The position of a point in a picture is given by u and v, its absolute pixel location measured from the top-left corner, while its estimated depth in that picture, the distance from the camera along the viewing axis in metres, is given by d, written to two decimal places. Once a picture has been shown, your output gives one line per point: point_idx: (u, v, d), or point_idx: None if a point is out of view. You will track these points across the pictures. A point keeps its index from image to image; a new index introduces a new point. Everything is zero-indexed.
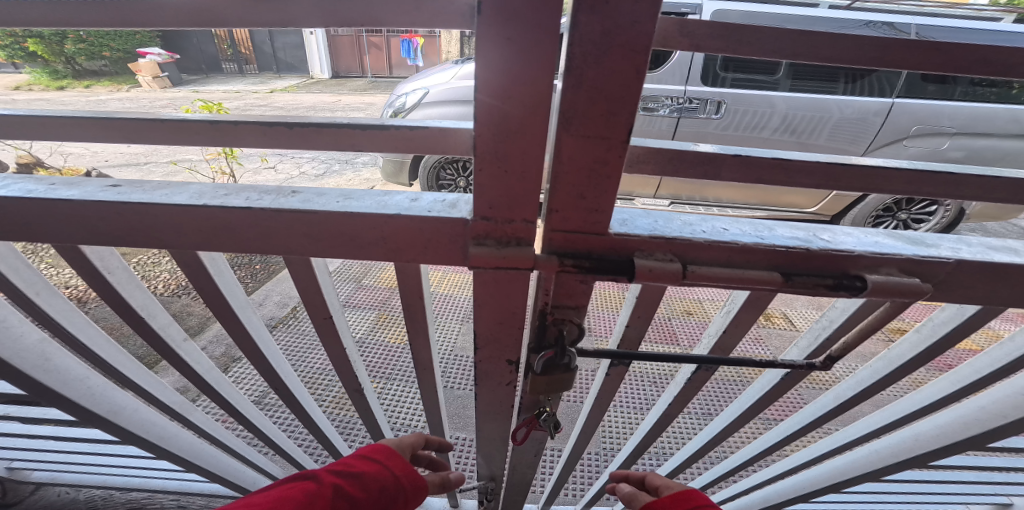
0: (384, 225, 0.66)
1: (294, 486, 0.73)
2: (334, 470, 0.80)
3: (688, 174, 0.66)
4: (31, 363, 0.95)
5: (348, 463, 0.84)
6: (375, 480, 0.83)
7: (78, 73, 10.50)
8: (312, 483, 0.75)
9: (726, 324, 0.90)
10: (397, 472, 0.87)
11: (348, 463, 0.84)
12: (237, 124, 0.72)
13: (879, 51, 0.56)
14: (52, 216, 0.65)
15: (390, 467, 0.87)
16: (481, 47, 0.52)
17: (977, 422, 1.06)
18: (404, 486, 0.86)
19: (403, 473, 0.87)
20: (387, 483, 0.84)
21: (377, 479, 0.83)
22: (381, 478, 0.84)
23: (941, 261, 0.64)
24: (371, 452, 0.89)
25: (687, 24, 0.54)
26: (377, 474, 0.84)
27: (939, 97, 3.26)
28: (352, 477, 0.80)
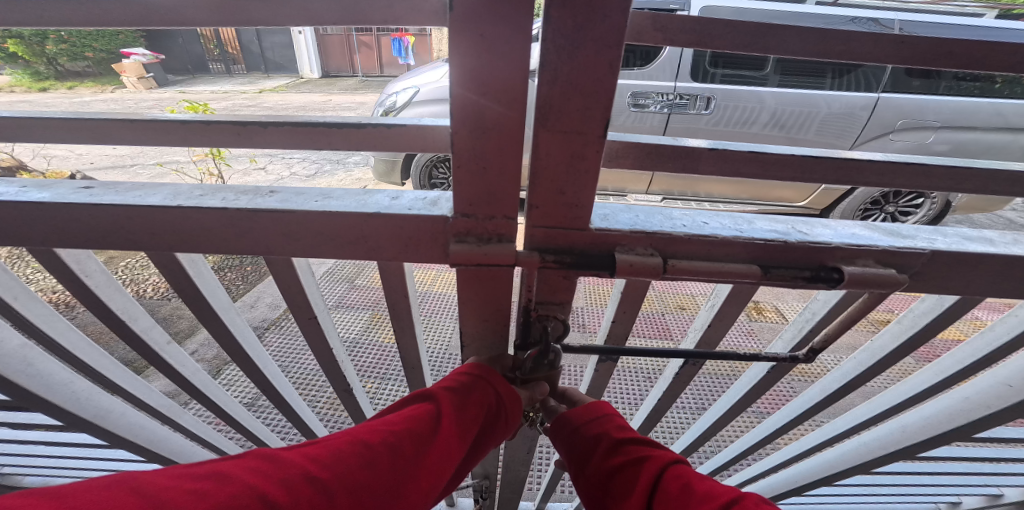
0: (364, 224, 0.65)
1: (415, 406, 0.68)
2: (444, 386, 0.73)
3: (667, 168, 0.67)
4: (12, 368, 0.93)
5: (453, 379, 0.76)
6: (484, 398, 0.75)
7: (61, 74, 10.24)
8: (431, 402, 0.69)
9: (711, 318, 0.91)
10: (502, 389, 0.78)
11: (454, 380, 0.76)
12: (209, 124, 0.71)
13: (848, 45, 0.56)
14: (23, 218, 0.63)
15: (496, 384, 0.78)
16: (454, 43, 0.51)
17: (963, 413, 1.07)
18: (512, 403, 0.79)
19: (509, 392, 0.79)
20: (495, 400, 0.77)
21: (484, 396, 0.75)
22: (489, 397, 0.76)
23: (916, 252, 0.65)
24: (470, 369, 0.80)
25: (659, 18, 0.55)
26: (484, 391, 0.76)
27: (923, 92, 3.30)
28: (462, 392, 0.73)
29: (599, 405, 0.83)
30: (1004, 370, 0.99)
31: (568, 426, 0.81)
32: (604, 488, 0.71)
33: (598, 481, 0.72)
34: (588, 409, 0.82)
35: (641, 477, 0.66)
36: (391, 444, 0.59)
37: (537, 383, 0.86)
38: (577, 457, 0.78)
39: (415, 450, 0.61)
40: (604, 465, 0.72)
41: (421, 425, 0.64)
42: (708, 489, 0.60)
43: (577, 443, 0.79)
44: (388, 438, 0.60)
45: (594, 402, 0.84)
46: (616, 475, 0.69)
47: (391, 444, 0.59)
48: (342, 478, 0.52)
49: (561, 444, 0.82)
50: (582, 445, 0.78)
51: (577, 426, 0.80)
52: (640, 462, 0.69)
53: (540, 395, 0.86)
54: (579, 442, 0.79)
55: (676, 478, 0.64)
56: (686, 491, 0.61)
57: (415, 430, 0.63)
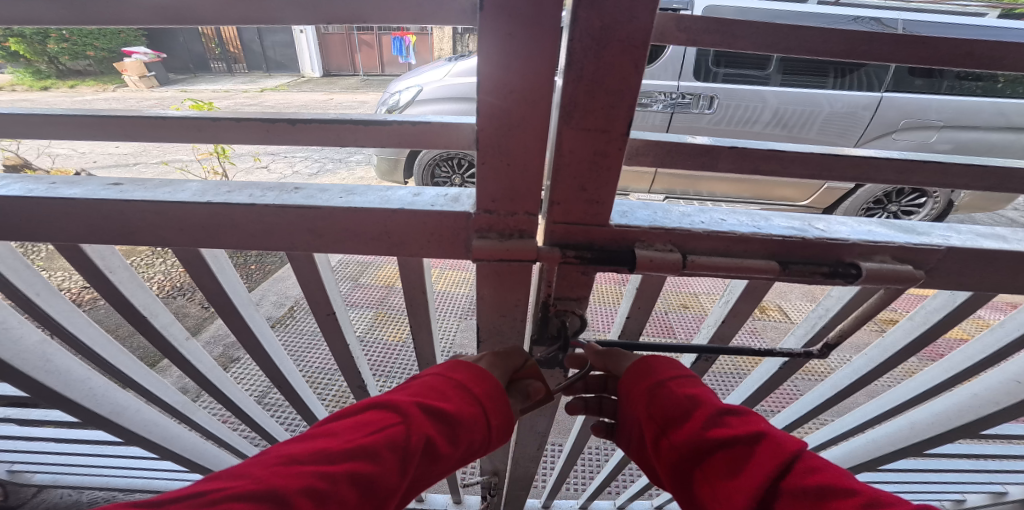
0: (387, 220, 0.66)
1: (375, 430, 0.57)
2: (422, 406, 0.62)
3: (687, 165, 0.68)
4: (31, 364, 0.94)
5: (437, 394, 0.65)
6: (472, 431, 0.65)
7: (62, 73, 10.06)
8: (398, 429, 0.58)
9: (725, 314, 0.92)
10: (495, 422, 0.68)
11: (439, 396, 0.65)
12: (238, 121, 0.73)
13: (870, 45, 0.57)
14: (55, 214, 0.65)
15: (490, 414, 0.68)
16: (484, 44, 0.53)
17: (971, 409, 1.08)
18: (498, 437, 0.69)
19: (501, 422, 0.69)
20: (483, 433, 0.67)
21: (471, 429, 0.65)
22: (476, 432, 0.66)
23: (932, 248, 0.66)
24: (467, 382, 0.68)
25: (683, 20, 0.56)
26: (473, 424, 0.66)
27: (926, 91, 3.30)
28: (444, 424, 0.63)
29: (676, 367, 0.73)
30: (1012, 366, 1.00)
31: (647, 388, 0.71)
32: (697, 465, 0.61)
33: (687, 455, 0.62)
34: (676, 370, 0.72)
35: (755, 457, 0.56)
36: (323, 492, 0.50)
37: (526, 385, 0.78)
38: (660, 418, 0.67)
39: (354, 500, 0.52)
40: (696, 439, 0.62)
41: (374, 470, 0.54)
42: (859, 491, 0.50)
43: (668, 399, 0.68)
44: (319, 485, 0.50)
45: (682, 364, 0.74)
46: (715, 448, 0.59)
47: (322, 495, 0.50)
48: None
49: (636, 401, 0.72)
50: (669, 406, 0.67)
51: (661, 386, 0.70)
52: (751, 441, 0.57)
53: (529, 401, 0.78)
54: (665, 403, 0.68)
55: (806, 470, 0.53)
56: (830, 492, 0.50)
57: (364, 471, 0.53)
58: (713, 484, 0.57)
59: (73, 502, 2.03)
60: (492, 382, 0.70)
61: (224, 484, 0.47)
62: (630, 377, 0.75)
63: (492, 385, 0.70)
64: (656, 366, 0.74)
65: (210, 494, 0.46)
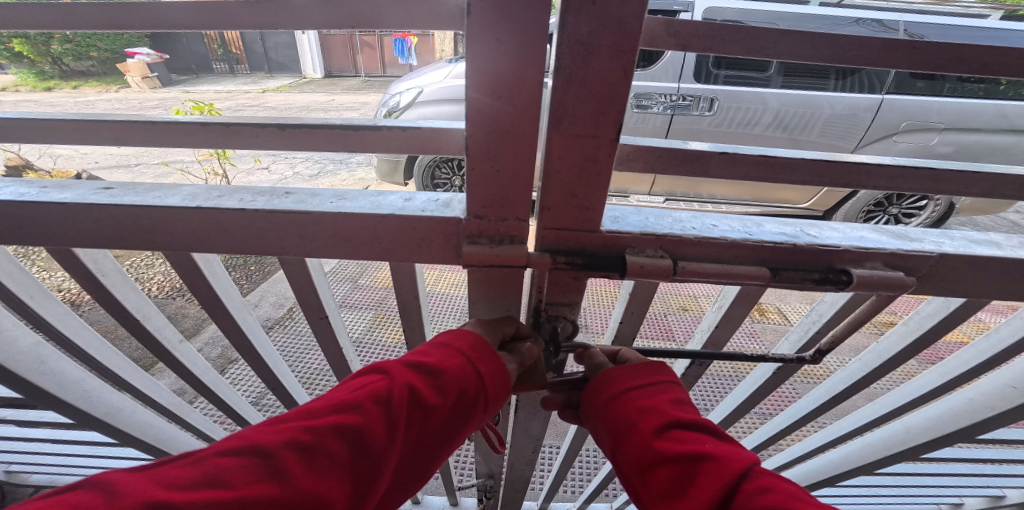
0: (377, 225, 0.66)
1: (358, 387, 0.58)
2: (405, 364, 0.62)
3: (679, 171, 0.68)
4: (26, 366, 0.94)
5: (421, 354, 0.65)
6: (461, 383, 0.63)
7: (66, 74, 10.11)
8: (380, 383, 0.58)
9: (718, 319, 0.92)
10: (485, 371, 0.66)
11: (423, 355, 0.65)
12: (230, 126, 0.73)
13: (860, 50, 0.57)
14: (46, 218, 0.65)
15: (480, 364, 0.66)
16: (473, 48, 0.52)
17: (966, 413, 1.08)
18: (497, 391, 0.66)
19: (497, 373, 0.66)
20: (477, 384, 0.65)
21: (460, 380, 0.64)
22: (468, 384, 0.64)
23: (924, 255, 0.66)
24: (451, 339, 0.68)
25: (673, 24, 0.55)
26: (461, 374, 0.64)
27: (927, 93, 3.29)
28: (428, 377, 0.62)
29: (637, 370, 0.71)
30: (1008, 372, 0.99)
31: (607, 396, 0.70)
32: (648, 478, 0.61)
33: (641, 466, 0.62)
34: (639, 376, 0.70)
35: (698, 479, 0.55)
36: (308, 445, 0.50)
37: (522, 347, 0.74)
38: (616, 430, 0.67)
39: (342, 450, 0.51)
40: (648, 454, 0.61)
41: (358, 420, 0.54)
42: None
43: (623, 410, 0.67)
44: (303, 438, 0.50)
45: (652, 365, 0.72)
46: (665, 463, 0.59)
47: (308, 448, 0.50)
48: (232, 499, 0.43)
49: (594, 411, 0.71)
50: (624, 419, 0.66)
51: (622, 395, 0.69)
52: (699, 459, 0.56)
53: (529, 360, 0.74)
54: (623, 414, 0.67)
55: (751, 488, 0.52)
56: None
57: (348, 423, 0.53)
58: (663, 500, 0.58)
59: None
60: (474, 336, 0.69)
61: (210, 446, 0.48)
62: (589, 393, 0.74)
63: (477, 339, 0.68)
64: (619, 372, 0.72)
65: (196, 452, 0.47)
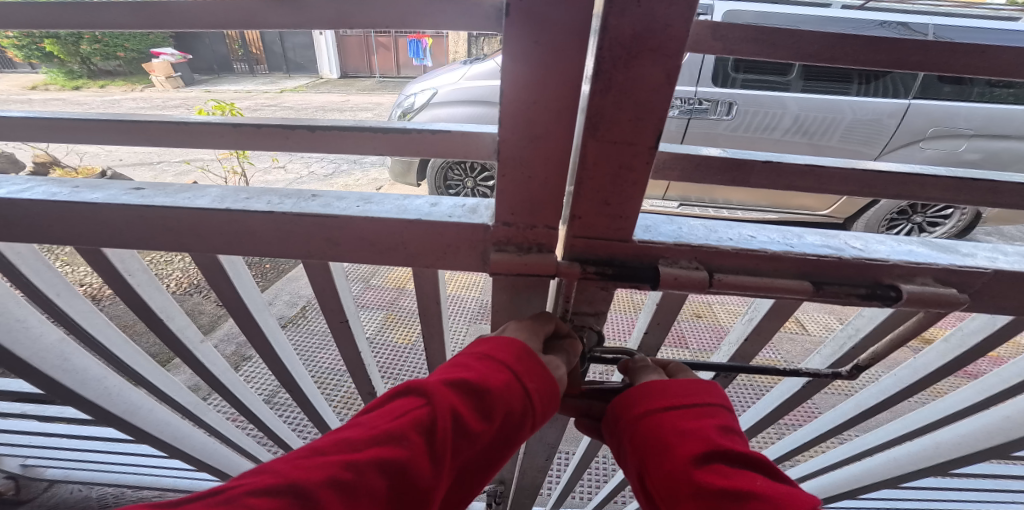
0: (404, 230, 0.65)
1: (400, 414, 0.53)
2: (448, 383, 0.58)
3: (716, 179, 0.65)
4: (49, 363, 0.95)
5: (462, 368, 0.61)
6: (508, 405, 0.60)
7: (94, 73, 10.41)
8: (425, 409, 0.54)
9: (749, 332, 0.88)
10: (532, 387, 0.62)
11: (464, 370, 0.60)
12: (258, 128, 0.72)
13: (919, 54, 0.54)
14: (75, 219, 0.65)
15: (525, 380, 0.62)
16: (509, 51, 0.51)
17: (1002, 430, 1.03)
18: (542, 407, 0.63)
19: (542, 389, 0.63)
20: (522, 403, 0.61)
21: (506, 401, 0.60)
22: (514, 404, 0.60)
23: (979, 271, 0.62)
24: (494, 353, 0.63)
25: (719, 28, 0.53)
26: (507, 394, 0.60)
27: (955, 99, 3.19)
28: (473, 399, 0.58)
29: (680, 390, 0.65)
30: None
31: (643, 411, 0.64)
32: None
33: (673, 495, 0.55)
34: (681, 394, 0.64)
35: None
36: (349, 484, 0.46)
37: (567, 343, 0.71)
38: (649, 451, 0.61)
39: (384, 487, 0.48)
40: (683, 484, 0.55)
41: (403, 455, 0.50)
42: None
43: (660, 429, 0.61)
44: (344, 477, 0.46)
45: (700, 386, 0.66)
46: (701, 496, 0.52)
47: (349, 487, 0.46)
48: None
49: (626, 426, 0.66)
50: (659, 439, 0.60)
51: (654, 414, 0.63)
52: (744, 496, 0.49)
53: (574, 357, 0.70)
54: (658, 434, 0.61)
55: None
56: None
57: (392, 457, 0.49)
58: None
59: (82, 498, 2.09)
60: (520, 347, 0.64)
61: (240, 481, 0.44)
62: (618, 406, 0.69)
63: (523, 354, 0.64)
64: (657, 386, 0.66)
65: (227, 490, 0.42)
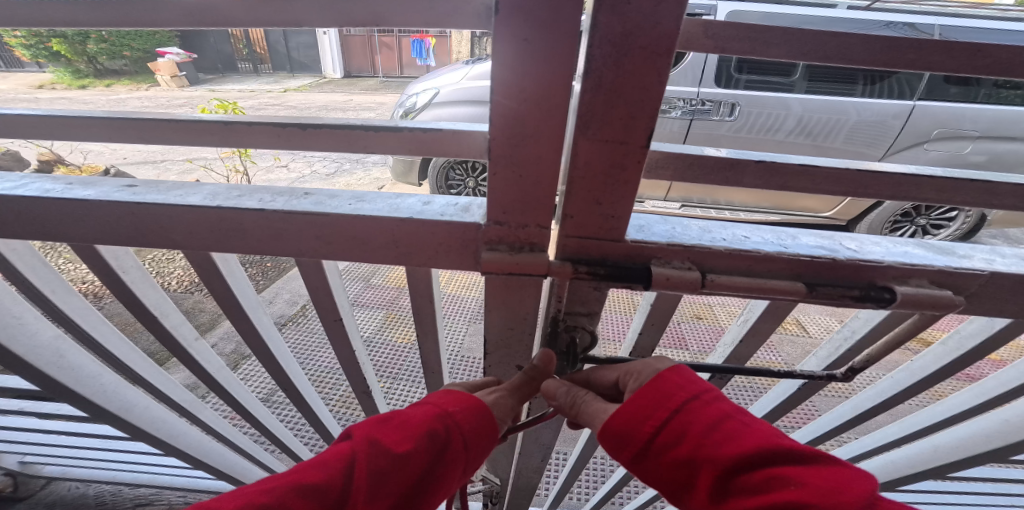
0: (395, 229, 0.65)
1: (323, 453, 0.56)
2: (372, 421, 0.62)
3: (709, 179, 0.65)
4: (45, 360, 0.95)
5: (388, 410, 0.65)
6: (431, 428, 0.62)
7: (100, 73, 10.46)
8: (347, 443, 0.57)
9: (744, 333, 0.88)
10: (456, 411, 0.65)
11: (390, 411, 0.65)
12: (252, 126, 0.72)
13: (916, 52, 0.53)
14: (67, 215, 0.65)
15: (450, 406, 0.66)
16: (499, 48, 0.51)
17: (1001, 434, 1.02)
18: (473, 431, 0.65)
19: (469, 411, 0.66)
20: (450, 426, 0.64)
21: (433, 426, 0.63)
22: (441, 429, 0.63)
23: (974, 274, 0.62)
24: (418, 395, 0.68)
25: (711, 26, 0.53)
26: (433, 419, 0.63)
27: (961, 100, 3.17)
28: (398, 426, 0.61)
29: (649, 419, 0.63)
30: None
31: (637, 454, 0.64)
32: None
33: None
34: (655, 420, 0.62)
35: None
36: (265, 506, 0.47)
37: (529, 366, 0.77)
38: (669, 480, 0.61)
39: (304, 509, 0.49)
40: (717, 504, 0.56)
41: (323, 479, 0.52)
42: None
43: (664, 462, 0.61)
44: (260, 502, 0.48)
45: (656, 396, 0.63)
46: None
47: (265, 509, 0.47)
48: None
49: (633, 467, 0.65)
50: (670, 469, 0.60)
51: (653, 452, 0.62)
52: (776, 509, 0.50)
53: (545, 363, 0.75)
54: (664, 465, 0.61)
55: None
56: None
57: (311, 482, 0.51)
58: None
59: (80, 496, 2.10)
60: (440, 390, 0.69)
61: None
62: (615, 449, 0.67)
63: (444, 390, 0.69)
64: (627, 425, 0.64)
65: None
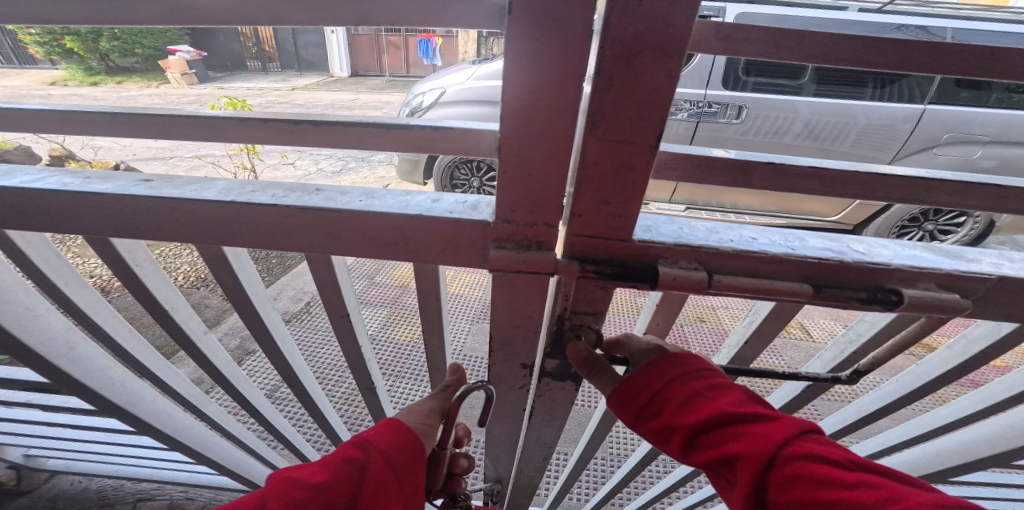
0: (405, 226, 0.66)
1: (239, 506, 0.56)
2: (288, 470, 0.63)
3: (717, 180, 0.65)
4: (56, 351, 0.97)
5: None
6: (347, 454, 0.64)
7: (112, 70, 10.57)
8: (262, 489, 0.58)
9: (748, 334, 0.88)
10: (368, 435, 0.68)
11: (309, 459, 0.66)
12: (265, 122, 0.73)
13: (928, 55, 0.53)
14: (84, 208, 0.66)
15: (363, 433, 0.68)
16: (511, 47, 0.51)
17: (1005, 438, 1.01)
18: (391, 447, 0.67)
19: (382, 433, 0.68)
20: (366, 449, 0.65)
21: (348, 452, 0.64)
22: (356, 453, 0.64)
23: (982, 277, 0.62)
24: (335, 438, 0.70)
25: (722, 28, 0.53)
26: (347, 446, 0.65)
27: (972, 104, 3.14)
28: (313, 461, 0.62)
29: (640, 391, 0.75)
30: None
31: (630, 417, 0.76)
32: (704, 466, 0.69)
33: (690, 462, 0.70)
34: (645, 390, 0.75)
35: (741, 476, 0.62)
36: None
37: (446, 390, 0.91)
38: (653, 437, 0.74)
39: None
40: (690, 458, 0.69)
41: None
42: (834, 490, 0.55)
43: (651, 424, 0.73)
44: None
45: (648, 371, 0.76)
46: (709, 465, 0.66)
47: None
48: None
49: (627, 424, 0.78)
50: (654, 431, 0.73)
51: (643, 416, 0.74)
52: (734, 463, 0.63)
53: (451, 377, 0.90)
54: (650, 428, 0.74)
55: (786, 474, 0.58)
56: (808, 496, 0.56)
57: None
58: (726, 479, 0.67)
59: (82, 489, 2.12)
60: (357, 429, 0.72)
61: None
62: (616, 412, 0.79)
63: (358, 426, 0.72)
64: (625, 391, 0.76)
65: None
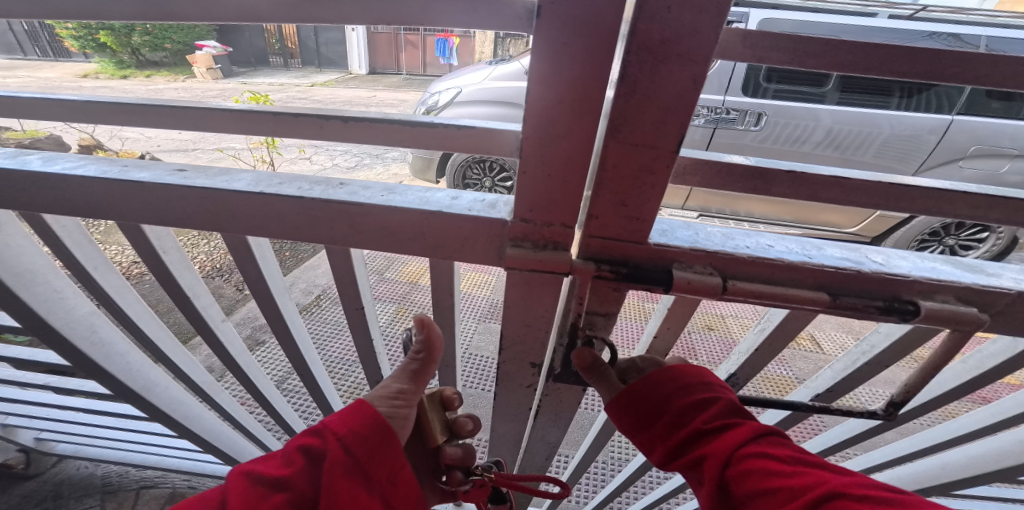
0: (424, 222, 0.67)
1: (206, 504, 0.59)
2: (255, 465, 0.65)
3: (736, 186, 0.65)
4: (80, 334, 1.00)
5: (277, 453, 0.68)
6: (305, 443, 0.64)
7: (141, 63, 10.86)
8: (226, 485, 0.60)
9: (760, 342, 0.87)
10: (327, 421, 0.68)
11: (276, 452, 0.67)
12: (295, 117, 0.76)
13: (959, 66, 0.53)
14: (119, 195, 0.69)
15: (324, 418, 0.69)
16: (538, 50, 0.52)
17: (1016, 454, 0.98)
18: (350, 430, 0.67)
19: (340, 416, 0.68)
20: (325, 434, 0.66)
21: (307, 441, 0.65)
22: (314, 440, 0.65)
23: (1002, 291, 0.61)
24: None
25: (750, 36, 0.53)
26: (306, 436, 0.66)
27: (1001, 116, 3.06)
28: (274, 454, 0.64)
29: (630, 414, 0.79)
30: None
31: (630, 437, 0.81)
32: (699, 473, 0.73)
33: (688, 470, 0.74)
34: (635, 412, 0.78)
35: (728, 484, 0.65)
36: None
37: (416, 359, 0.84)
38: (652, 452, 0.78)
39: None
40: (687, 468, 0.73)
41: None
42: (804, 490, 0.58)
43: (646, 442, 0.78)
44: None
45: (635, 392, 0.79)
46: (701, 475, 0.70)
47: None
48: None
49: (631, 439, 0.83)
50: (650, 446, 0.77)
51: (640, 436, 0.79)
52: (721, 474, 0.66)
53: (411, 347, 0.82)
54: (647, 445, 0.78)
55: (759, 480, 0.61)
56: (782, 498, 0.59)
57: None
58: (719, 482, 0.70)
59: (88, 474, 2.19)
60: None
61: None
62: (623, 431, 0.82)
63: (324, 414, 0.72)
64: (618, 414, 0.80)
65: None
